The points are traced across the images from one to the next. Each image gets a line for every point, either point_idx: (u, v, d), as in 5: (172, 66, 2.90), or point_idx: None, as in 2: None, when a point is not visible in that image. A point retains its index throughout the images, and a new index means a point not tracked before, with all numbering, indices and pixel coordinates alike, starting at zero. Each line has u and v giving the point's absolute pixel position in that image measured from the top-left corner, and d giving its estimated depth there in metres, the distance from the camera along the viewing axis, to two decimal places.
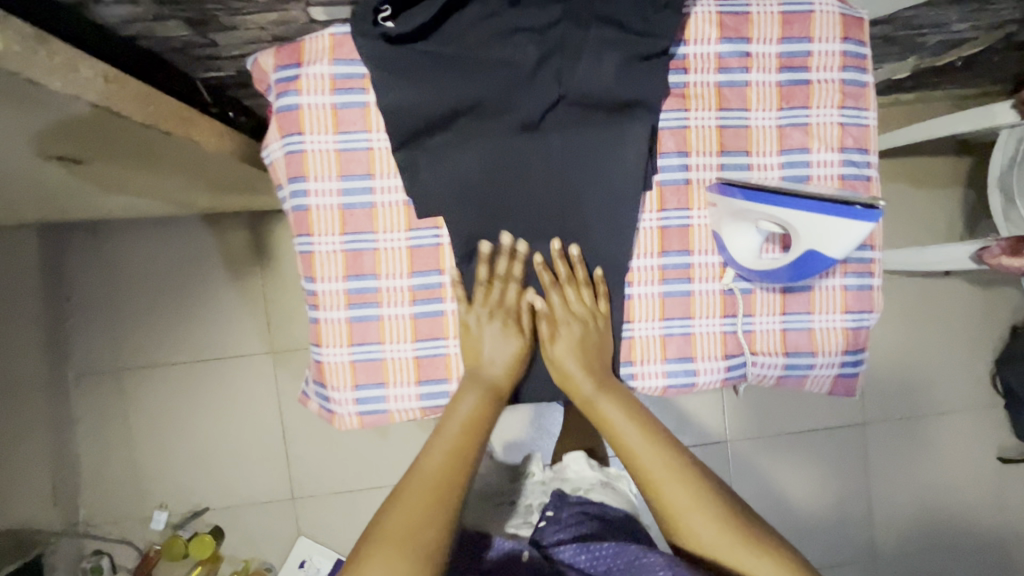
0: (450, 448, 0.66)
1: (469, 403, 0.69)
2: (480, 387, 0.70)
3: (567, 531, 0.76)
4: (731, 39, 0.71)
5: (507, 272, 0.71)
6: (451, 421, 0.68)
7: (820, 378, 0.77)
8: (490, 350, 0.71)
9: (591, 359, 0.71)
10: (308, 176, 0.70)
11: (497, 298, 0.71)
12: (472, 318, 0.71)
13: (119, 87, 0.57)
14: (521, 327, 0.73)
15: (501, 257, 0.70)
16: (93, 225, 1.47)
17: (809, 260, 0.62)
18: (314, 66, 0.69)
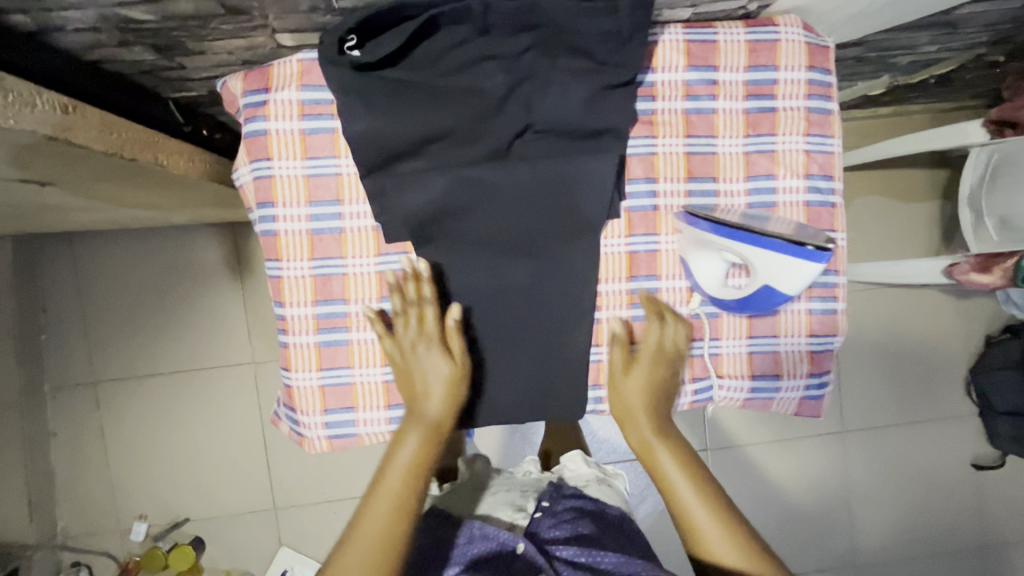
0: (416, 453, 0.68)
1: (434, 406, 0.68)
2: (421, 426, 0.69)
3: (564, 526, 0.77)
4: (698, 67, 0.72)
5: (418, 294, 0.69)
6: (394, 466, 0.68)
7: (786, 400, 0.78)
8: (426, 381, 0.68)
9: (654, 387, 0.73)
10: (276, 201, 0.70)
11: (416, 325, 0.69)
12: (405, 348, 0.69)
13: (79, 117, 0.57)
14: (448, 346, 0.69)
15: (410, 281, 0.69)
16: (72, 235, 1.46)
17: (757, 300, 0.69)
18: (282, 91, 0.69)
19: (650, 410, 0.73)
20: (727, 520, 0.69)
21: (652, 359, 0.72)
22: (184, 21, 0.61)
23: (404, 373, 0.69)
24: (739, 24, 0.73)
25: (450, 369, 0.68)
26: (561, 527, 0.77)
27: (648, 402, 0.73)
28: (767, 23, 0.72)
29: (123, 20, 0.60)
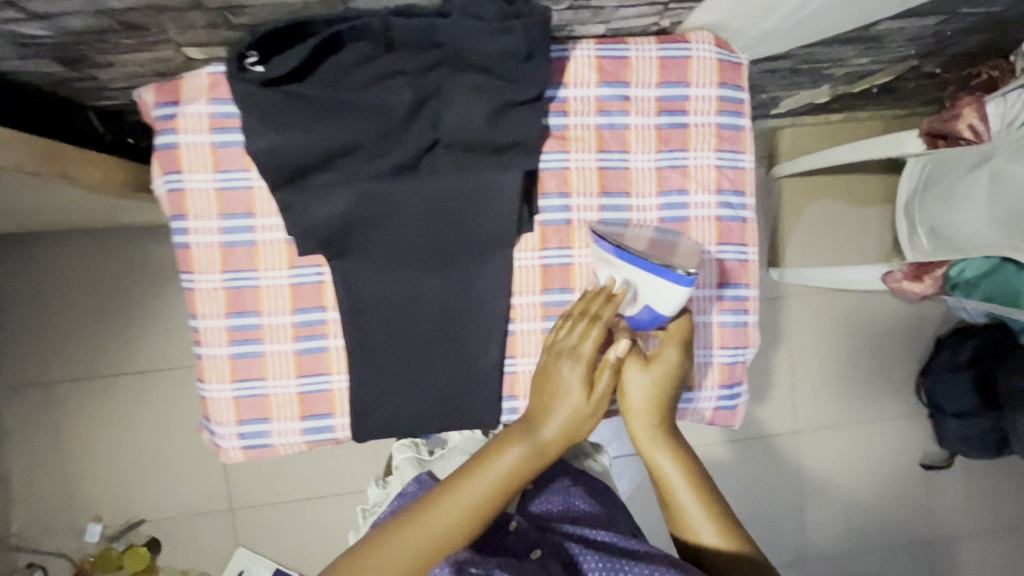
0: (509, 466, 0.66)
1: (552, 428, 0.68)
2: (529, 443, 0.67)
3: (557, 497, 0.80)
4: (610, 83, 0.73)
5: (599, 311, 0.69)
6: (491, 469, 0.66)
7: (701, 411, 0.80)
8: (553, 400, 0.68)
9: (662, 386, 0.71)
10: (188, 213, 0.71)
11: (577, 338, 0.69)
12: (556, 351, 0.70)
13: None
14: (593, 378, 0.69)
15: (597, 298, 0.70)
16: (23, 238, 1.45)
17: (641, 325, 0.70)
18: (192, 104, 0.69)
19: (658, 408, 0.71)
20: (721, 519, 0.67)
21: (663, 363, 0.71)
22: (82, 36, 0.61)
23: (539, 386, 0.70)
24: (650, 41, 0.73)
25: (577, 403, 0.68)
26: (552, 501, 0.80)
27: (655, 407, 0.71)
28: (678, 39, 0.73)
29: (19, 35, 0.60)
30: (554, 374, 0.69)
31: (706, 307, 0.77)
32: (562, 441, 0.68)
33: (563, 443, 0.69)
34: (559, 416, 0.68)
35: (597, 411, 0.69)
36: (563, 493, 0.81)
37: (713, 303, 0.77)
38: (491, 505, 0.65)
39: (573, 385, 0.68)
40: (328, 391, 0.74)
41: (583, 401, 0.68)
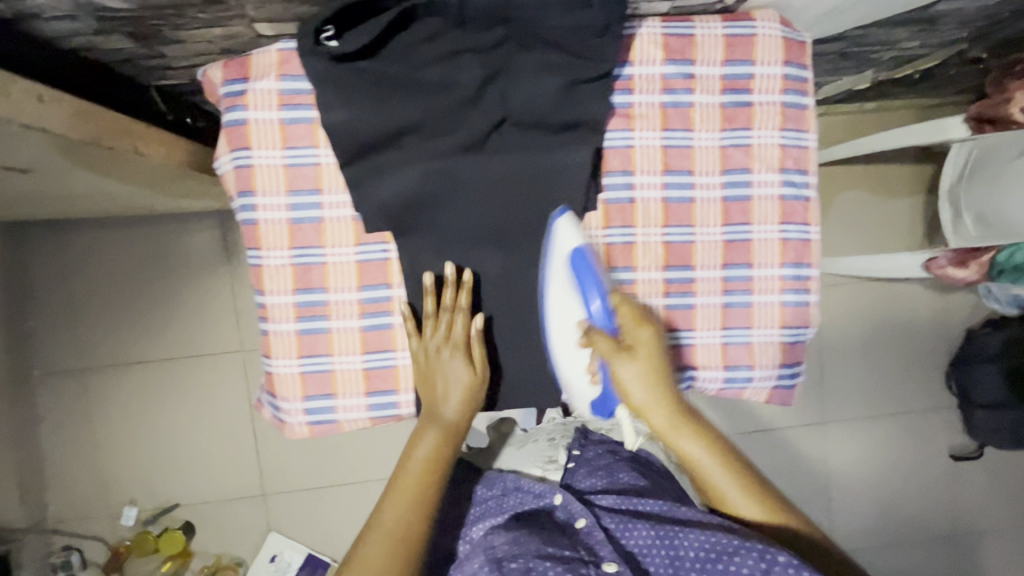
0: (426, 458, 0.71)
1: (452, 407, 0.72)
2: (438, 427, 0.72)
3: (598, 472, 0.86)
4: (675, 61, 0.73)
5: (455, 302, 0.71)
6: (411, 464, 0.71)
7: (759, 389, 0.80)
8: (443, 388, 0.71)
9: (659, 371, 0.70)
10: (256, 190, 0.71)
11: (445, 332, 0.71)
12: (430, 352, 0.71)
13: (55, 106, 0.57)
14: (470, 356, 0.72)
15: (450, 289, 0.70)
16: (56, 222, 1.45)
17: (613, 319, 0.71)
18: (261, 81, 0.69)
19: (666, 395, 0.70)
20: (762, 498, 0.70)
21: (652, 347, 0.70)
22: (161, 10, 0.61)
23: (419, 373, 0.72)
24: (716, 19, 0.73)
25: (469, 379, 0.72)
26: (595, 476, 0.85)
27: (661, 397, 0.70)
28: (744, 17, 0.73)
29: (100, 9, 0.60)
30: (432, 362, 0.71)
31: (767, 286, 0.77)
32: (464, 412, 0.72)
33: (465, 415, 0.73)
34: (454, 396, 0.71)
35: (483, 381, 0.73)
36: (602, 469, 0.86)
37: (774, 282, 0.77)
38: (421, 495, 0.70)
39: (456, 371, 0.71)
40: (393, 368, 0.74)
41: (468, 379, 0.71)
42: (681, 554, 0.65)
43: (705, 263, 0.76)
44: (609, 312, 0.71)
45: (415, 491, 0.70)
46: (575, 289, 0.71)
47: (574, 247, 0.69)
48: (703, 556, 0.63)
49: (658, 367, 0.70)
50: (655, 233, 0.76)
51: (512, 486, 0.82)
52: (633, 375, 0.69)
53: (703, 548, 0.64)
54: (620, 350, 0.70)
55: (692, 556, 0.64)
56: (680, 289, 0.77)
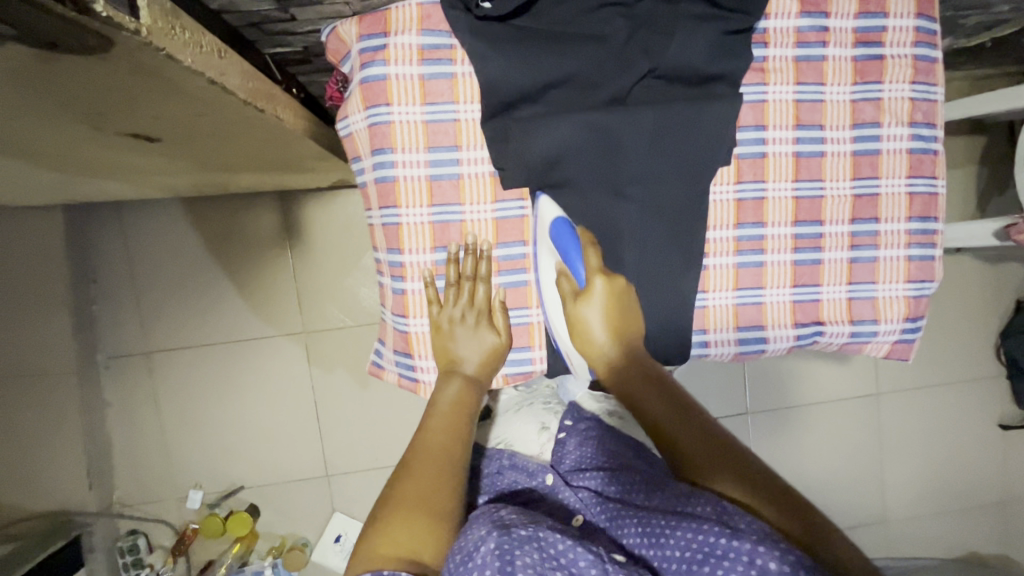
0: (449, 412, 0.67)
1: (472, 361, 0.73)
2: (461, 376, 0.71)
3: (588, 443, 0.81)
4: (810, 14, 0.73)
5: (475, 270, 0.73)
6: (440, 406, 0.68)
7: (880, 344, 0.82)
8: (464, 348, 0.72)
9: (615, 316, 0.69)
10: (395, 146, 0.70)
11: (467, 299, 0.73)
12: (441, 322, 0.73)
13: (229, 64, 0.56)
14: (493, 324, 0.75)
15: (470, 258, 0.73)
16: (118, 205, 1.45)
17: (578, 269, 0.70)
18: (402, 35, 0.68)
19: (617, 342, 0.70)
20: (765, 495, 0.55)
21: (605, 291, 0.69)
22: None
23: (434, 335, 0.74)
24: None
25: (494, 341, 0.74)
26: (586, 446, 0.81)
27: (615, 337, 0.70)
28: None
29: None
30: (445, 322, 0.73)
31: (894, 242, 0.78)
32: (487, 363, 0.73)
33: (484, 364, 0.73)
34: (472, 345, 0.73)
35: (505, 344, 0.75)
36: (594, 442, 0.81)
37: (901, 236, 0.78)
38: (456, 438, 0.65)
39: (468, 325, 0.73)
40: (528, 324, 0.77)
41: (490, 334, 0.74)
42: (667, 553, 0.53)
43: (834, 218, 0.77)
44: (578, 265, 0.69)
45: (449, 437, 0.65)
46: (556, 255, 0.71)
47: (552, 220, 0.70)
48: (688, 557, 0.51)
49: (617, 309, 0.70)
50: (786, 187, 0.76)
51: (508, 463, 0.81)
52: (597, 314, 0.69)
53: (686, 548, 0.51)
54: (573, 292, 0.70)
55: (677, 555, 0.52)
56: (809, 244, 0.78)
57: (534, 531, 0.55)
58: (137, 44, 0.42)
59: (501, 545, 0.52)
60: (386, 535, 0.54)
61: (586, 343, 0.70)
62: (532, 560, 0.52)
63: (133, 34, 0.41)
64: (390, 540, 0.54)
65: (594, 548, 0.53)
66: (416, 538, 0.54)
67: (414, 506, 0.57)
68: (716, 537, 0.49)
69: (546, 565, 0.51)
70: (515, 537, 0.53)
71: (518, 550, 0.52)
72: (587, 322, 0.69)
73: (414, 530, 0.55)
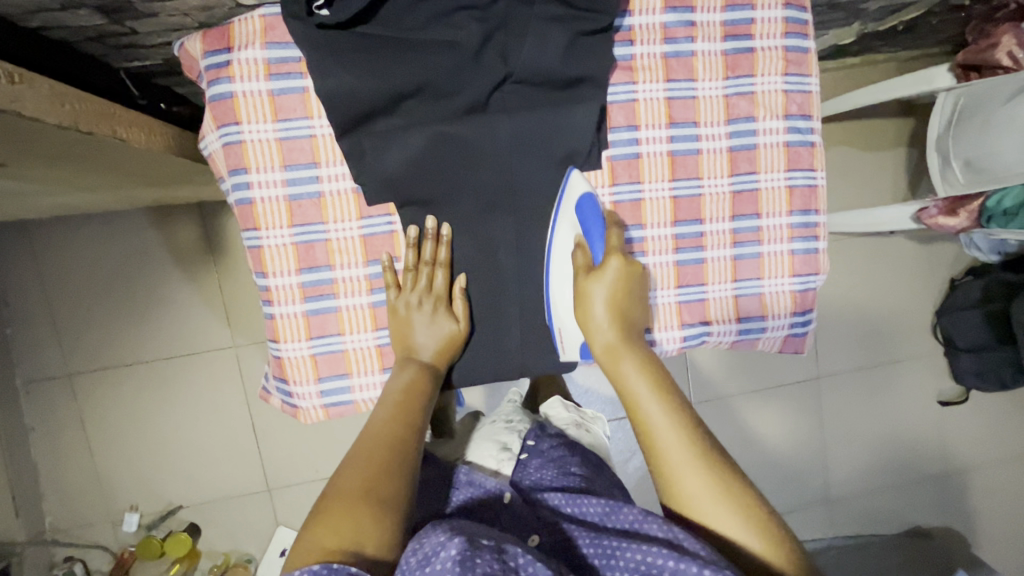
0: (395, 396, 0.66)
1: (427, 349, 0.71)
2: (416, 365, 0.69)
3: (550, 464, 0.80)
4: (676, 9, 0.71)
5: (434, 256, 0.70)
6: (386, 397, 0.66)
7: (772, 338, 0.82)
8: (419, 335, 0.70)
9: (621, 301, 0.69)
10: (249, 167, 0.67)
11: (425, 285, 0.70)
12: (400, 313, 0.71)
13: (27, 88, 0.52)
14: (453, 311, 0.72)
15: (429, 243, 0.70)
16: (28, 226, 1.39)
17: (597, 246, 0.70)
18: (245, 50, 0.65)
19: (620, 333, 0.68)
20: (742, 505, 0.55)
21: (619, 272, 0.69)
22: None
23: (393, 330, 0.72)
24: None
25: (453, 328, 0.72)
26: (547, 468, 0.80)
27: (616, 323, 0.68)
28: None
29: None
30: (397, 316, 0.71)
31: (776, 236, 0.78)
32: (441, 354, 0.71)
33: (441, 354, 0.71)
34: (432, 329, 0.70)
35: (463, 335, 0.73)
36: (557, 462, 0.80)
37: (782, 230, 0.78)
38: (399, 427, 0.63)
39: (417, 317, 0.70)
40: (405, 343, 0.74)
41: (447, 318, 0.71)
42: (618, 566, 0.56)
43: (714, 216, 0.76)
44: (600, 242, 0.70)
45: (395, 426, 0.63)
46: (578, 229, 0.71)
47: (580, 194, 0.70)
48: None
49: (625, 298, 0.69)
50: (663, 188, 0.75)
51: (465, 479, 0.76)
52: (605, 298, 0.68)
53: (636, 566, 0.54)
54: (585, 266, 0.70)
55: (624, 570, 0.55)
56: (691, 243, 0.77)
57: (497, 542, 0.53)
58: None
59: (463, 551, 0.49)
60: (322, 530, 0.51)
61: (585, 321, 0.69)
62: (492, 569, 0.48)
63: None
64: (334, 533, 0.51)
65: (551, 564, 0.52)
66: (356, 529, 0.52)
67: (360, 498, 0.54)
68: (665, 560, 0.51)
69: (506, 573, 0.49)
70: (478, 546, 0.50)
71: (481, 558, 0.49)
72: (593, 300, 0.68)
73: (356, 522, 0.52)
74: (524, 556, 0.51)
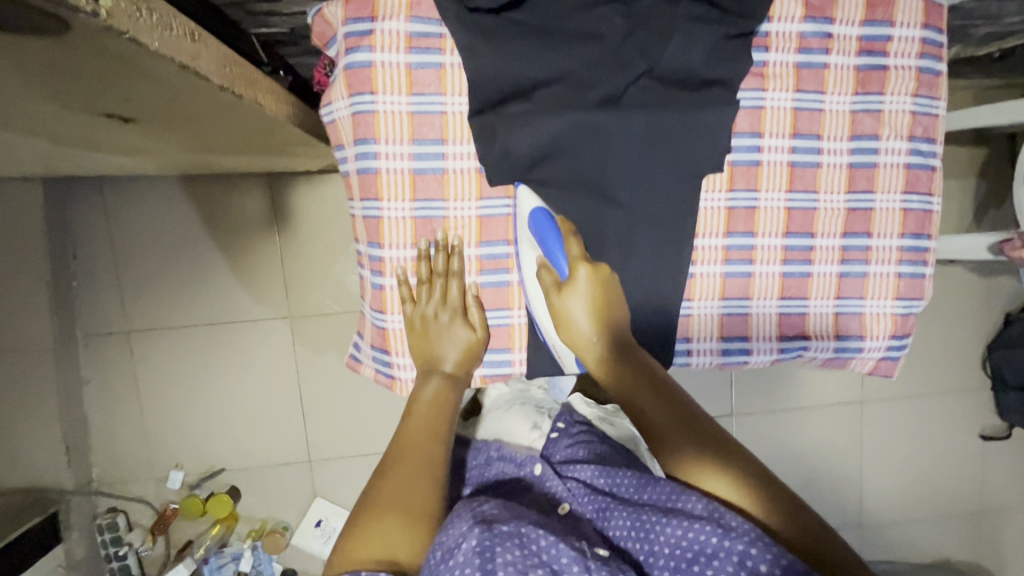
0: (425, 411, 0.66)
1: (450, 357, 0.71)
2: (439, 374, 0.70)
3: (580, 445, 0.78)
4: (814, 19, 0.70)
5: (447, 267, 0.72)
6: (415, 405, 0.67)
7: (865, 360, 0.81)
8: (441, 346, 0.71)
9: (600, 306, 0.66)
10: (379, 138, 0.68)
11: (441, 297, 0.71)
12: (417, 321, 0.72)
13: (203, 47, 0.53)
14: (470, 320, 0.73)
15: (441, 254, 0.71)
16: (102, 181, 1.41)
17: (561, 262, 0.67)
18: (389, 22, 0.65)
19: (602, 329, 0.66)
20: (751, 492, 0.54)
21: (589, 279, 0.65)
22: None
23: (412, 335, 0.72)
24: None
25: (470, 337, 0.72)
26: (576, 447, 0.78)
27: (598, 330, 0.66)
28: None
29: None
30: (415, 326, 0.72)
31: (885, 256, 0.77)
32: (463, 361, 0.72)
33: (462, 361, 0.72)
34: (449, 340, 0.71)
35: (482, 342, 0.73)
36: (586, 445, 0.78)
37: (892, 252, 0.77)
38: (430, 442, 0.63)
39: (437, 327, 0.71)
40: (509, 326, 0.75)
41: (466, 334, 0.72)
42: (655, 550, 0.54)
43: (826, 231, 0.76)
44: (561, 257, 0.67)
45: (425, 435, 0.64)
46: (538, 248, 0.69)
47: (531, 210, 0.68)
48: (677, 555, 0.52)
49: (603, 307, 0.66)
50: (779, 198, 0.74)
51: (496, 454, 0.77)
52: (580, 307, 0.65)
53: (676, 546, 0.52)
54: (554, 285, 0.67)
55: (665, 552, 0.53)
56: (799, 256, 0.76)
57: (517, 525, 0.53)
58: (96, 27, 0.39)
59: (483, 542, 0.50)
60: (363, 538, 0.54)
61: (569, 335, 0.67)
62: (513, 558, 0.50)
63: (90, 17, 0.38)
64: (366, 543, 0.53)
65: (576, 547, 0.52)
66: (393, 539, 0.54)
67: (391, 506, 0.56)
68: (708, 537, 0.50)
69: (526, 563, 0.50)
70: (497, 533, 0.52)
71: (500, 547, 0.51)
72: (569, 319, 0.66)
73: (389, 530, 0.54)
74: (543, 541, 0.52)
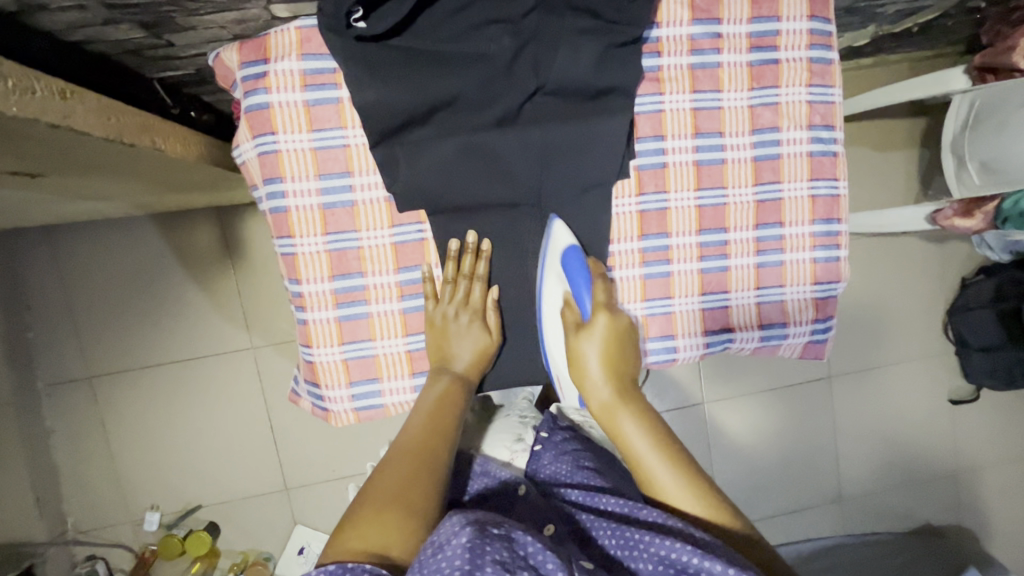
0: (425, 418, 0.67)
1: (464, 358, 0.72)
2: (449, 377, 0.71)
3: (564, 457, 0.77)
4: (702, 21, 0.72)
5: (471, 270, 0.73)
6: (421, 407, 0.68)
7: (793, 345, 0.82)
8: (455, 346, 0.72)
9: (613, 352, 0.71)
10: (284, 176, 0.69)
11: (463, 298, 0.72)
12: (438, 323, 0.72)
13: (78, 103, 0.54)
14: (486, 323, 0.74)
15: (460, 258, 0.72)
16: (47, 231, 1.41)
17: (585, 301, 0.72)
18: (281, 61, 0.66)
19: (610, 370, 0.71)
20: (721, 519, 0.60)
21: (606, 326, 0.72)
22: None
23: (429, 339, 0.73)
24: None
25: (485, 339, 0.74)
26: (562, 460, 0.77)
27: (613, 378, 0.70)
28: None
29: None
30: (433, 327, 0.73)
31: (799, 244, 0.78)
32: (476, 363, 0.73)
33: (476, 364, 0.73)
34: (466, 340, 0.72)
35: (494, 344, 0.75)
36: (571, 456, 0.77)
37: (805, 239, 0.78)
38: (433, 443, 0.64)
39: (450, 328, 0.72)
40: None
41: (482, 337, 0.73)
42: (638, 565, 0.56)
43: (738, 225, 0.77)
44: (586, 297, 0.72)
45: (429, 437, 0.64)
46: (565, 283, 0.73)
47: (565, 247, 0.72)
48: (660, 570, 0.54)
49: (616, 347, 0.72)
50: (688, 197, 0.76)
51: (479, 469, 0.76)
52: (595, 348, 0.71)
53: (660, 562, 0.54)
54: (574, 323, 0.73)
55: (649, 567, 0.55)
56: (714, 252, 0.77)
57: (507, 529, 0.53)
58: None
59: (474, 538, 0.49)
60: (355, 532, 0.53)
61: (580, 377, 0.71)
62: (501, 557, 0.49)
63: None
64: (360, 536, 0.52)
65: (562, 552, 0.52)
66: (387, 534, 0.53)
67: (393, 503, 0.56)
68: (690, 556, 0.52)
69: (515, 563, 0.49)
70: (489, 534, 0.51)
71: (489, 545, 0.49)
72: (585, 356, 0.71)
73: (384, 526, 0.53)
74: (532, 546, 0.51)
